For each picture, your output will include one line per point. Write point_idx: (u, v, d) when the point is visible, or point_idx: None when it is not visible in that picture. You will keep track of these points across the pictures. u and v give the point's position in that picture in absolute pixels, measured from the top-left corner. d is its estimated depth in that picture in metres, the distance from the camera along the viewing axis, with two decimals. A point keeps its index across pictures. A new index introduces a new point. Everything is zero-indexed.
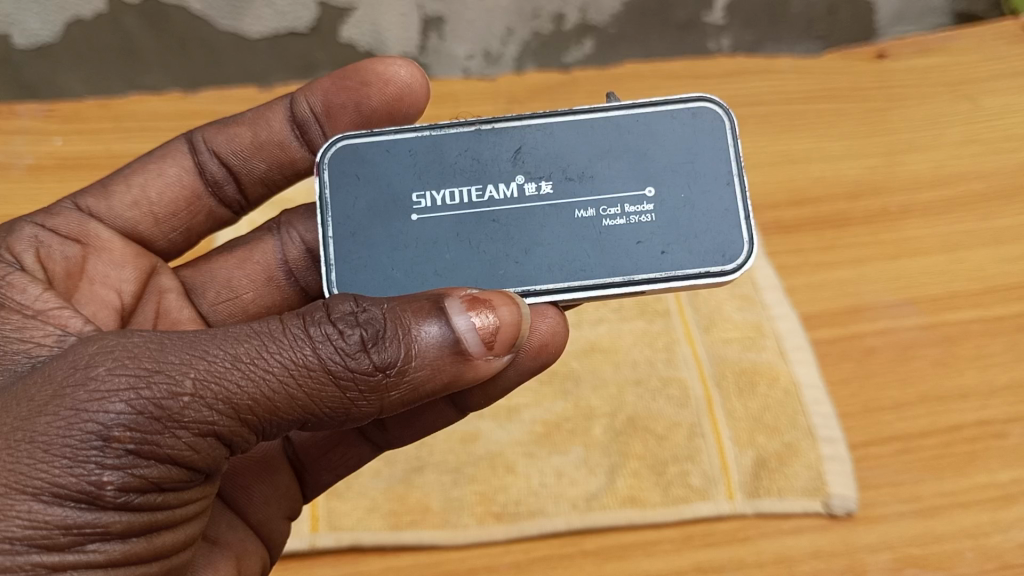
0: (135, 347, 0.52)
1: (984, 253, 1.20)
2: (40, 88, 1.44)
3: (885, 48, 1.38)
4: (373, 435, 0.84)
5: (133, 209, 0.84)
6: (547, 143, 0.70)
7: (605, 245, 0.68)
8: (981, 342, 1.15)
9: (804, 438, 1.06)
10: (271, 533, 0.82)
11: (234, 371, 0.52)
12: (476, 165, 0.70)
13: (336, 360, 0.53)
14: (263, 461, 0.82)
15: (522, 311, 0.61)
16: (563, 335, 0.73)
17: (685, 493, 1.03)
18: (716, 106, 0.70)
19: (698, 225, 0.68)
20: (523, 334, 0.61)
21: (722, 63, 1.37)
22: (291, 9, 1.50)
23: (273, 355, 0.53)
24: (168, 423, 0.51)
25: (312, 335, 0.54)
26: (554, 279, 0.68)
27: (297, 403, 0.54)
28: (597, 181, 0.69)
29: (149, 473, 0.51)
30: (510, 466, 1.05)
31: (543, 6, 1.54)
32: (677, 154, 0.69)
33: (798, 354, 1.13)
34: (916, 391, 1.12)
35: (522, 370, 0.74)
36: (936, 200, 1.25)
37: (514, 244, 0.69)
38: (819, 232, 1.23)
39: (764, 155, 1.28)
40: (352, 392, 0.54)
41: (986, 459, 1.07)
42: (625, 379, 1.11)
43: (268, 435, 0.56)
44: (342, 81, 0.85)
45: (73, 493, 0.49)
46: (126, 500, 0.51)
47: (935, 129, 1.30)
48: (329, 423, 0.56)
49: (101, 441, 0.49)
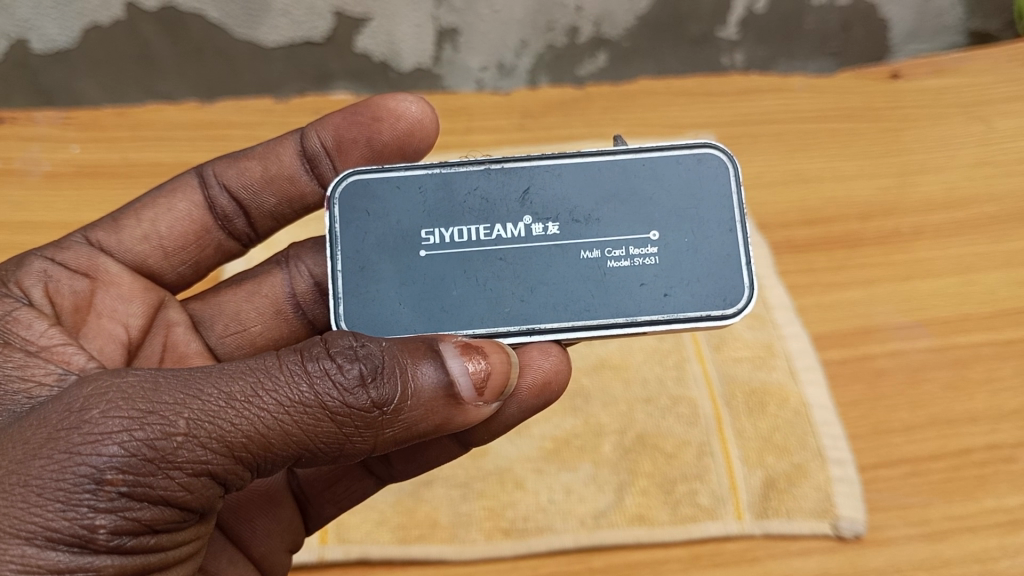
0: (130, 387, 0.52)
1: (997, 276, 1.20)
2: (56, 95, 1.46)
3: (899, 68, 1.38)
4: (377, 468, 0.84)
5: (143, 243, 0.85)
6: (555, 185, 0.71)
7: (608, 286, 0.69)
8: (991, 365, 1.15)
9: (813, 459, 1.06)
10: (272, 566, 0.83)
11: (228, 409, 0.53)
12: (485, 205, 0.71)
13: (334, 396, 0.54)
14: (268, 493, 0.83)
15: (510, 359, 0.63)
16: (565, 372, 0.72)
17: (693, 512, 1.03)
18: (721, 153, 0.70)
19: (701, 269, 0.69)
20: (510, 383, 0.62)
21: (735, 81, 1.37)
22: (307, 19, 1.50)
23: (268, 392, 0.53)
24: (162, 465, 0.51)
25: (310, 370, 0.54)
26: (558, 318, 0.69)
27: (293, 439, 0.54)
28: (603, 223, 0.70)
29: (141, 516, 0.52)
30: (519, 482, 1.05)
31: (558, 19, 1.54)
32: (681, 199, 0.70)
33: (809, 374, 1.13)
34: (926, 414, 1.11)
35: (524, 406, 0.74)
36: (949, 222, 1.25)
37: (519, 283, 0.70)
38: (831, 252, 1.23)
39: (776, 173, 1.28)
40: (348, 427, 0.55)
41: (995, 483, 1.07)
42: (635, 397, 1.11)
43: (263, 472, 0.56)
44: (353, 116, 0.87)
45: (65, 536, 0.50)
46: (119, 543, 0.52)
47: (948, 150, 1.30)
48: (323, 460, 0.57)
49: (94, 484, 0.50)
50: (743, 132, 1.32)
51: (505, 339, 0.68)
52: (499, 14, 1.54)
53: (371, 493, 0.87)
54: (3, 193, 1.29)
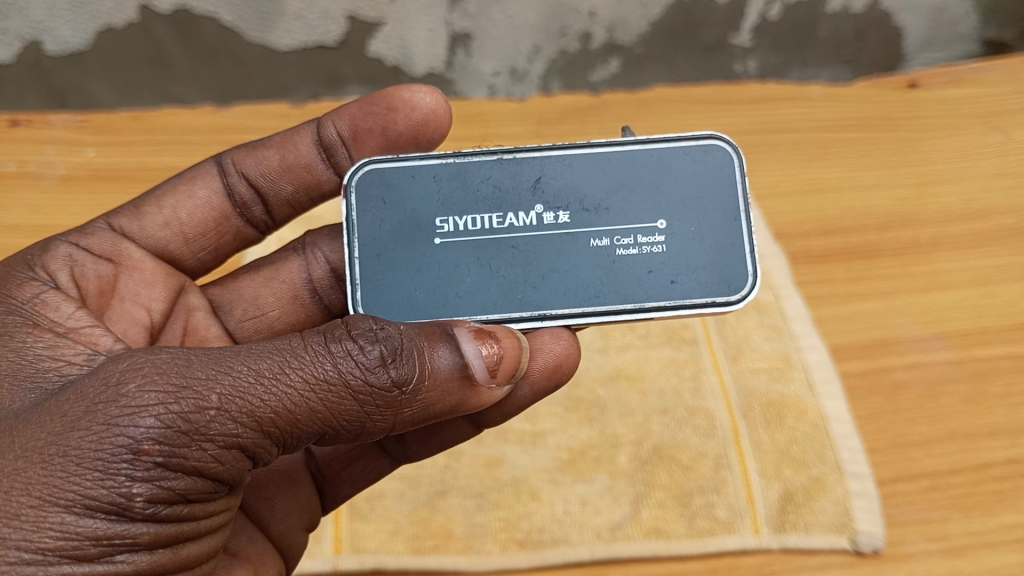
0: (165, 362, 0.52)
1: (1016, 289, 1.19)
2: (69, 96, 1.48)
3: (917, 78, 1.38)
4: (392, 449, 0.84)
5: (164, 229, 0.84)
6: (566, 174, 0.70)
7: (617, 274, 0.69)
8: (1011, 379, 1.14)
9: (831, 473, 1.05)
10: (290, 545, 0.81)
11: (258, 385, 0.52)
12: (497, 193, 0.70)
13: (356, 375, 0.54)
14: (288, 475, 0.83)
15: (522, 345, 0.63)
16: (575, 355, 0.73)
17: (710, 525, 1.02)
18: (726, 144, 0.70)
19: (706, 257, 0.68)
20: (521, 366, 0.63)
21: (752, 90, 1.37)
22: (321, 23, 1.48)
23: (296, 370, 0.53)
24: (196, 437, 0.51)
25: (333, 351, 0.54)
26: (569, 304, 0.68)
27: (318, 416, 0.54)
28: (613, 213, 0.69)
29: (177, 486, 0.51)
30: (535, 493, 1.05)
31: (572, 24, 1.53)
32: (688, 188, 0.69)
33: (826, 387, 1.12)
34: (945, 428, 1.10)
35: (536, 389, 0.74)
36: (968, 233, 1.24)
37: (532, 270, 0.69)
38: (849, 263, 1.22)
39: (794, 183, 1.28)
40: (369, 406, 0.54)
41: (1014, 499, 1.06)
42: (651, 408, 1.11)
43: (289, 448, 0.56)
44: (368, 106, 0.86)
45: (103, 504, 0.49)
46: (154, 512, 0.51)
47: (968, 161, 1.30)
48: (344, 437, 0.56)
49: (131, 454, 0.49)
50: (759, 141, 1.31)
51: (516, 324, 0.68)
52: (512, 19, 1.52)
53: (387, 473, 0.87)
54: (18, 196, 1.29)
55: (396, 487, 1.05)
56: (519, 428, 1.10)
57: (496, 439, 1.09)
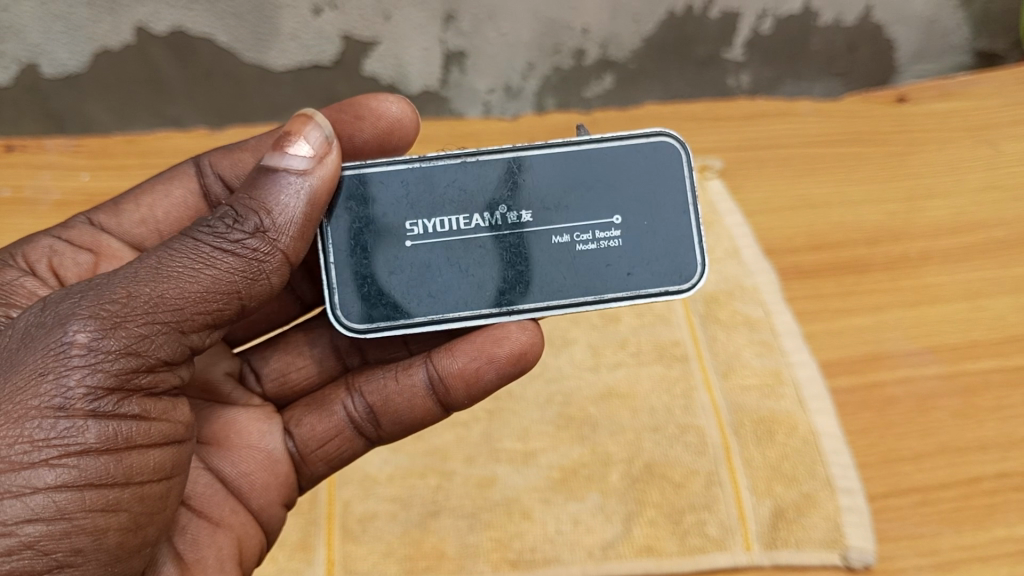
0: (69, 293, 0.60)
1: (1006, 302, 1.20)
2: (66, 118, 1.49)
3: (906, 92, 1.39)
4: (365, 430, 0.83)
5: (140, 226, 0.85)
6: (526, 175, 0.73)
7: (578, 268, 0.73)
8: (1001, 393, 1.14)
9: (822, 488, 1.05)
10: (269, 518, 0.83)
11: (156, 275, 0.60)
12: (462, 195, 0.72)
13: (220, 239, 0.63)
14: (269, 454, 0.82)
15: (326, 127, 0.69)
16: (539, 343, 0.78)
17: (701, 543, 1.03)
18: (674, 140, 0.73)
19: (659, 249, 0.73)
20: (336, 146, 0.69)
21: (742, 106, 1.37)
22: (315, 43, 1.49)
23: (181, 255, 0.62)
24: (117, 323, 0.58)
25: (200, 233, 0.63)
26: (536, 300, 0.73)
27: (219, 282, 0.62)
28: (572, 210, 0.73)
29: (112, 369, 0.57)
30: (527, 512, 1.05)
31: (564, 41, 1.54)
32: (642, 184, 0.73)
33: (817, 403, 1.12)
34: (936, 442, 1.11)
35: (503, 373, 0.78)
36: (957, 247, 1.25)
37: (499, 268, 0.73)
38: (839, 278, 1.23)
39: (784, 199, 1.29)
40: (251, 252, 0.63)
41: (1005, 513, 1.06)
42: (643, 426, 1.11)
43: (211, 326, 0.64)
44: (336, 113, 0.83)
45: (54, 404, 0.56)
46: (96, 404, 0.57)
47: (956, 174, 1.30)
48: (251, 295, 0.64)
49: (67, 348, 0.56)
50: (750, 157, 1.33)
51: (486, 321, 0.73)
52: (506, 36, 1.53)
53: (360, 452, 0.86)
54: (12, 221, 1.29)
55: (388, 508, 1.05)
56: (511, 448, 1.10)
57: (488, 459, 1.09)
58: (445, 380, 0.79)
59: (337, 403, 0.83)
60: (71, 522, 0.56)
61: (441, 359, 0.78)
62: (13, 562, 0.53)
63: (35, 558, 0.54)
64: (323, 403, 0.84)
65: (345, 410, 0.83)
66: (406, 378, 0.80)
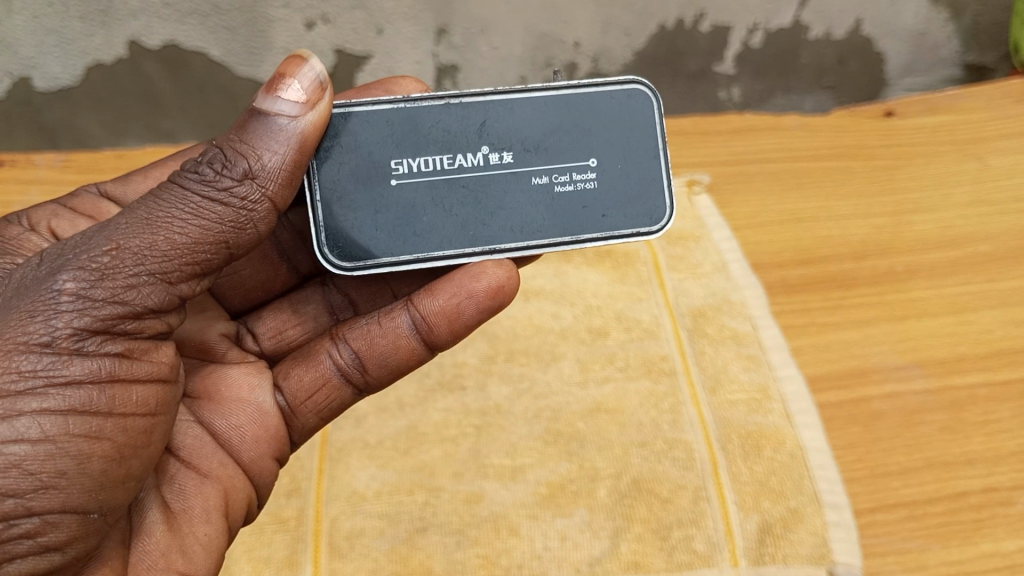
0: (62, 245, 0.62)
1: (991, 316, 1.21)
2: (59, 134, 1.51)
3: (893, 107, 1.41)
4: (350, 374, 0.83)
5: None
6: (509, 118, 0.78)
7: (557, 208, 0.79)
8: (987, 407, 1.14)
9: (809, 504, 1.05)
10: (261, 473, 0.81)
11: (146, 226, 0.62)
12: (447, 136, 0.77)
13: (211, 187, 0.64)
14: (260, 408, 0.80)
15: (316, 64, 0.69)
16: (517, 279, 0.80)
17: (688, 558, 1.02)
18: (648, 88, 0.80)
19: (632, 192, 0.80)
20: (326, 84, 0.70)
21: (731, 120, 1.42)
22: None
23: (170, 206, 0.63)
24: (108, 272, 0.60)
25: (186, 182, 0.65)
26: (516, 238, 0.78)
27: (208, 233, 0.64)
28: (551, 153, 0.79)
29: (100, 313, 0.59)
30: (514, 528, 1.05)
31: (556, 55, 1.54)
32: (617, 130, 0.80)
33: (804, 417, 1.12)
34: (923, 457, 1.11)
35: (481, 308, 0.79)
36: (944, 261, 1.25)
37: (482, 207, 0.78)
38: (825, 291, 1.24)
39: (772, 214, 1.31)
40: (240, 203, 0.65)
41: (992, 527, 1.05)
42: (630, 441, 1.12)
43: (199, 274, 0.65)
44: (366, 91, 0.90)
45: (42, 342, 0.57)
46: (82, 345, 0.59)
47: (943, 189, 1.31)
48: (239, 243, 0.67)
49: (57, 293, 0.58)
50: (740, 171, 1.36)
51: (469, 259, 0.78)
52: (498, 50, 1.53)
53: (348, 403, 0.85)
54: None
55: (376, 525, 1.05)
56: (499, 463, 1.10)
57: (474, 475, 1.09)
58: (428, 320, 0.80)
59: (323, 353, 0.83)
60: (55, 445, 0.57)
61: (423, 300, 0.80)
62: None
63: (19, 478, 0.55)
64: (310, 354, 0.83)
65: (331, 359, 0.83)
66: (390, 322, 0.81)
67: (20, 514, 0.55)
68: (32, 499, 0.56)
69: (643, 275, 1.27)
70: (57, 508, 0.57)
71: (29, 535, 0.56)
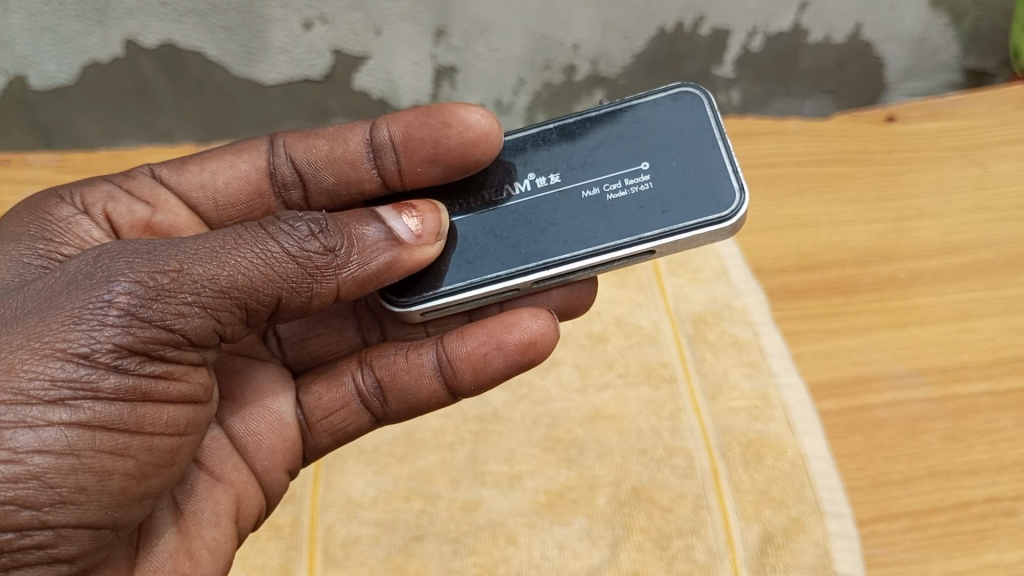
0: (125, 249, 0.63)
1: (994, 323, 1.19)
2: (53, 131, 1.51)
3: (895, 111, 1.39)
4: (372, 404, 0.85)
5: (198, 190, 0.89)
6: (552, 145, 0.86)
7: (611, 214, 0.82)
8: (990, 416, 1.12)
9: (810, 513, 1.05)
10: (272, 483, 0.83)
11: (212, 261, 0.64)
12: (494, 172, 0.86)
13: (296, 246, 0.67)
14: (280, 417, 0.83)
15: (443, 219, 0.81)
16: (551, 334, 0.82)
17: (689, 568, 1.01)
18: (692, 90, 0.85)
19: (691, 184, 0.81)
20: (444, 229, 0.80)
21: (731, 124, 1.41)
22: (306, 57, 1.49)
23: (244, 247, 0.65)
24: (161, 297, 0.61)
25: (272, 231, 0.67)
26: (569, 249, 0.81)
27: (264, 283, 0.65)
28: (598, 167, 0.84)
29: (142, 335, 0.60)
30: (512, 537, 1.04)
31: (555, 57, 1.54)
32: (666, 133, 0.84)
33: (806, 426, 1.12)
34: (925, 466, 1.09)
35: (510, 360, 0.81)
36: (945, 267, 1.24)
37: (533, 227, 0.83)
38: (826, 298, 1.23)
39: (774, 219, 1.31)
40: (309, 269, 0.67)
41: (995, 538, 1.04)
42: (630, 448, 1.11)
43: (242, 318, 0.67)
44: (426, 119, 0.85)
45: (83, 354, 0.58)
46: (122, 363, 0.60)
47: (945, 196, 1.30)
48: (293, 302, 0.68)
49: (106, 304, 0.59)
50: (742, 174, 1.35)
51: (524, 276, 0.81)
52: (497, 52, 1.52)
53: (364, 428, 0.86)
54: None
55: (372, 532, 1.04)
56: (497, 471, 1.09)
57: (472, 482, 1.08)
58: (454, 363, 0.81)
59: (347, 375, 0.85)
60: (78, 459, 0.59)
61: (453, 342, 0.82)
62: (16, 490, 0.56)
63: (39, 490, 0.57)
64: (334, 374, 0.85)
65: (354, 382, 0.85)
66: (416, 358, 0.83)
67: (35, 525, 0.58)
68: (49, 512, 0.58)
69: (643, 279, 1.27)
70: (72, 522, 0.59)
71: (41, 545, 0.58)
